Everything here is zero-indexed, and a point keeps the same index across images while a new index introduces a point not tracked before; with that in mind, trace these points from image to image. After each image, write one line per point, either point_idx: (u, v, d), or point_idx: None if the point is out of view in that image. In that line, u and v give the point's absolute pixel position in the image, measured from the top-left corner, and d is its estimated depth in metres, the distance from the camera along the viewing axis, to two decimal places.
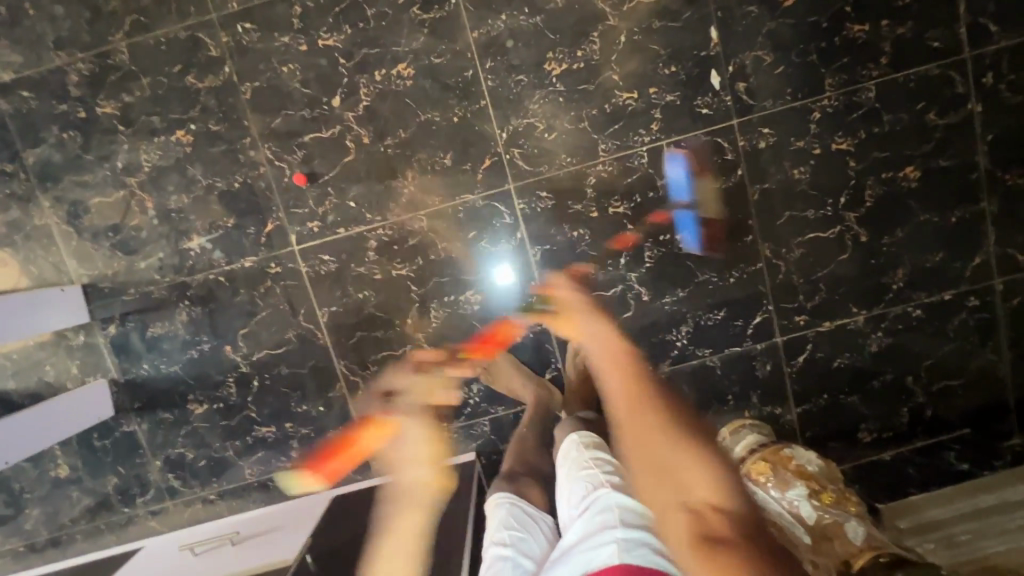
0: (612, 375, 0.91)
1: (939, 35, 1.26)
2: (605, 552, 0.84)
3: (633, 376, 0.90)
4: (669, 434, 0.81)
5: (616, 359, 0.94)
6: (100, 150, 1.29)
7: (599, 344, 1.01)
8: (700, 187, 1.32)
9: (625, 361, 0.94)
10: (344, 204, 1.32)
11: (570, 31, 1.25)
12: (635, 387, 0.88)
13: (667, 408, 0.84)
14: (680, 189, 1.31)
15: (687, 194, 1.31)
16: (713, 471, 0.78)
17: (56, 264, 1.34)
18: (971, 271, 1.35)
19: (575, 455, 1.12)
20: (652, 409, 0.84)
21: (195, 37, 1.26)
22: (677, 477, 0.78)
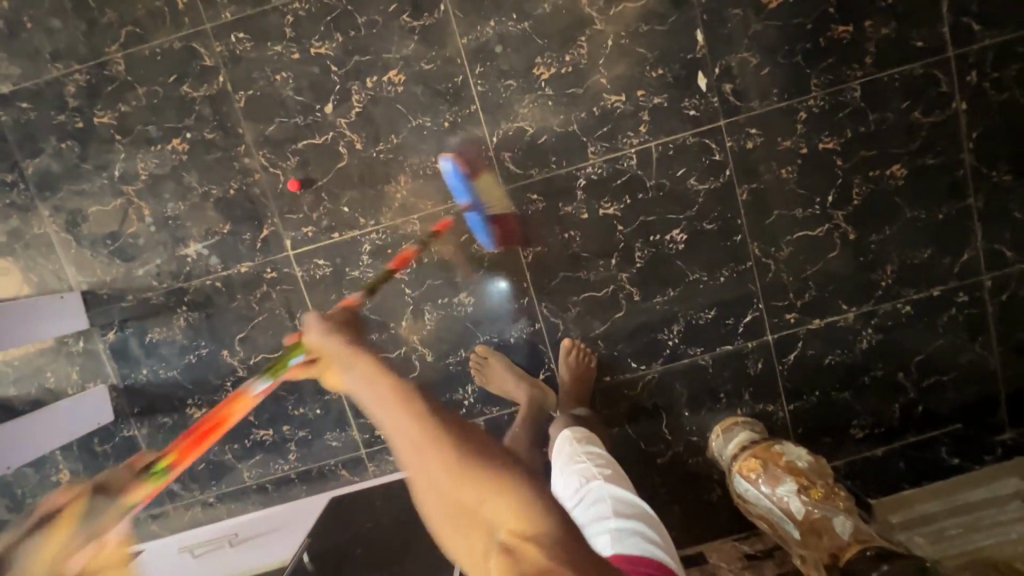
0: (390, 411, 0.67)
1: (922, 34, 1.27)
2: (602, 544, 0.98)
3: (413, 399, 0.68)
4: (466, 476, 0.65)
5: (387, 390, 0.68)
6: (98, 159, 1.32)
7: (362, 369, 0.72)
8: (480, 186, 1.31)
9: (389, 382, 0.69)
10: (338, 209, 1.34)
11: (558, 36, 1.27)
12: (419, 420, 0.67)
13: (454, 438, 0.67)
14: (460, 191, 1.30)
15: (466, 195, 1.30)
16: (516, 498, 0.66)
17: (55, 272, 1.36)
18: (959, 267, 1.37)
19: (567, 450, 1.20)
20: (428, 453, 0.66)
21: (190, 47, 1.28)
22: (479, 516, 0.65)
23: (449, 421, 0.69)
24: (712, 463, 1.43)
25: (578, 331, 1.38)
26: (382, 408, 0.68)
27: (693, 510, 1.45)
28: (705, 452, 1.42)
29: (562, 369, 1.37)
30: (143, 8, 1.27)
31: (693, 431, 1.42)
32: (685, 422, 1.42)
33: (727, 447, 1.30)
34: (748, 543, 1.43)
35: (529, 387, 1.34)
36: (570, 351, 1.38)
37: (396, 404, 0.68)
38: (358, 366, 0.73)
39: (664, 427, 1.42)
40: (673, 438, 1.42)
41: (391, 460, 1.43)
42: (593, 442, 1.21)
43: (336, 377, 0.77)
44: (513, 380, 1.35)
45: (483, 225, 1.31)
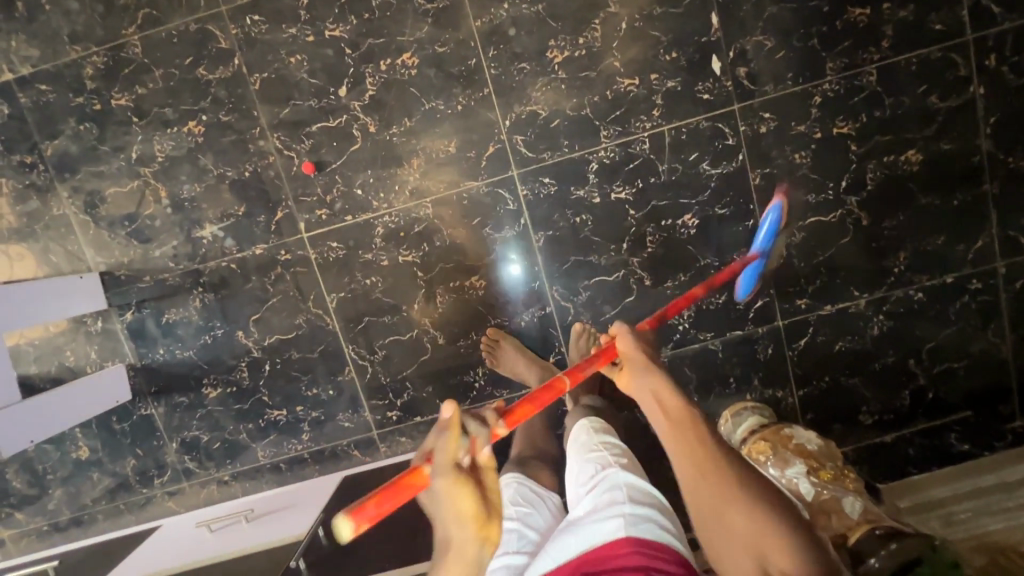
0: (676, 424, 0.85)
1: (941, 17, 1.26)
2: (614, 526, 0.87)
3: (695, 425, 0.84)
4: (707, 466, 0.80)
5: (673, 405, 0.87)
6: (116, 140, 1.33)
7: (655, 384, 0.90)
8: (776, 246, 1.27)
9: (673, 403, 0.87)
10: (352, 191, 1.35)
11: (572, 19, 1.27)
12: (700, 442, 0.82)
13: (729, 465, 0.79)
14: (765, 236, 1.24)
15: (767, 246, 1.25)
16: (777, 526, 0.74)
17: (74, 252, 1.39)
18: (973, 253, 1.36)
19: (583, 438, 1.15)
20: (704, 467, 0.80)
21: (206, 30, 1.29)
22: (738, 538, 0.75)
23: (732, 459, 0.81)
24: None
25: (588, 315, 1.39)
26: (668, 419, 0.86)
27: None
28: None
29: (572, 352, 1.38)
30: None
31: (702, 416, 1.43)
32: (694, 407, 1.43)
33: (735, 432, 1.30)
34: None
35: (540, 369, 1.33)
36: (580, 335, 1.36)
37: (680, 420, 0.85)
38: (648, 378, 0.91)
39: None
40: None
41: (403, 441, 1.45)
42: (608, 434, 1.17)
43: (626, 379, 0.94)
44: (523, 362, 1.34)
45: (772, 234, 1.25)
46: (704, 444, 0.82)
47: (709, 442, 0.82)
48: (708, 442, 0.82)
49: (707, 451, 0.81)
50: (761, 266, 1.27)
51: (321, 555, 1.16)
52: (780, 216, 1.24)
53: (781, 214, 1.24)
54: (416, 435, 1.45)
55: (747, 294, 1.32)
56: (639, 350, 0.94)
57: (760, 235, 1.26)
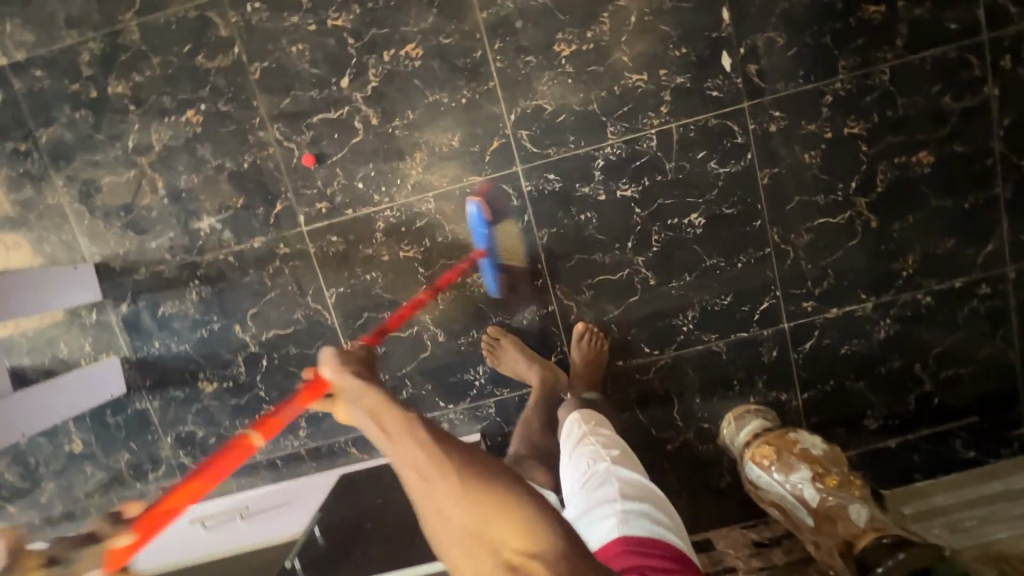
0: (400, 445, 0.76)
1: (956, 16, 1.23)
2: (607, 528, 0.97)
3: (417, 439, 0.75)
4: (432, 476, 0.74)
5: (389, 420, 0.77)
6: (112, 129, 1.30)
7: (363, 408, 0.80)
8: (500, 235, 1.33)
9: (389, 420, 0.77)
10: (353, 185, 1.32)
11: (580, 11, 1.24)
12: (414, 449, 0.75)
13: (451, 467, 0.75)
14: (478, 232, 1.31)
15: (486, 241, 1.32)
16: (493, 508, 0.73)
17: (68, 242, 1.36)
18: (983, 258, 1.34)
19: (574, 431, 1.21)
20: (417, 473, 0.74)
21: (205, 17, 1.26)
22: (485, 536, 0.72)
23: (453, 453, 0.76)
24: (722, 450, 1.42)
25: (591, 315, 1.37)
26: (388, 439, 0.76)
27: (702, 497, 1.44)
28: (716, 439, 1.42)
29: (574, 352, 1.36)
30: None
31: (705, 419, 1.41)
32: (697, 409, 1.41)
33: (737, 436, 1.32)
34: (757, 531, 1.43)
35: (541, 369, 1.33)
36: (583, 335, 1.36)
37: (397, 437, 0.76)
38: (360, 406, 0.79)
39: (676, 413, 1.41)
40: (684, 425, 1.42)
41: None
42: (603, 426, 1.21)
43: (343, 410, 0.83)
44: (525, 361, 1.33)
45: (481, 229, 1.31)
46: (426, 451, 0.75)
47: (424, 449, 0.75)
48: (428, 447, 0.75)
49: (431, 459, 0.74)
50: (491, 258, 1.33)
51: (315, 556, 1.15)
52: (481, 210, 1.30)
53: (480, 208, 1.30)
54: None
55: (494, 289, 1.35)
56: (354, 378, 0.82)
57: (473, 234, 1.33)
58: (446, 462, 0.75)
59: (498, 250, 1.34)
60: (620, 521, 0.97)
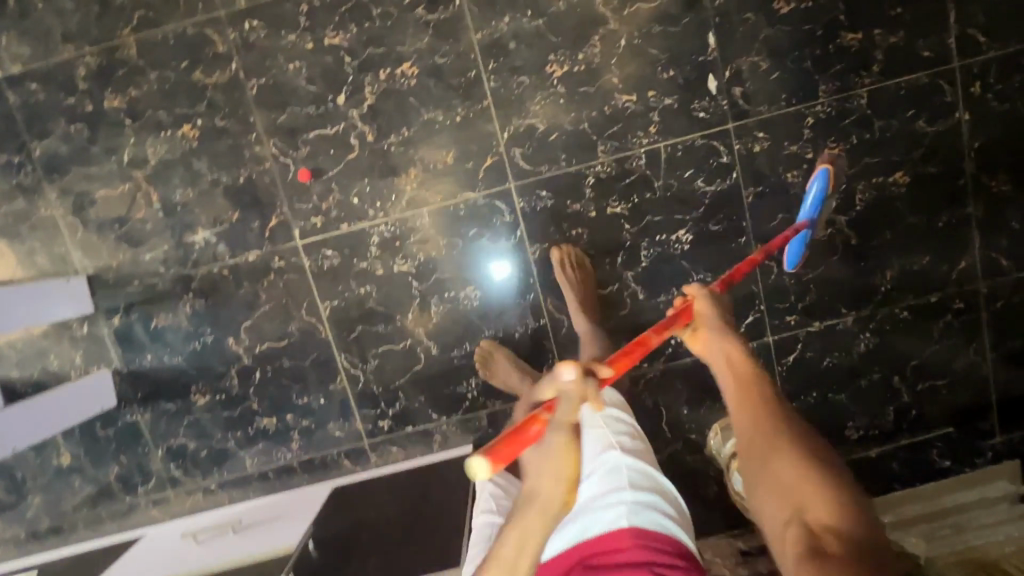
0: (741, 388, 0.92)
1: (929, 44, 1.29)
2: (615, 514, 0.91)
3: (819, 473, 0.80)
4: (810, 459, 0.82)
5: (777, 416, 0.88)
6: (108, 142, 1.31)
7: (731, 346, 0.95)
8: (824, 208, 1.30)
9: (741, 367, 0.93)
10: (348, 199, 1.34)
11: (571, 34, 1.28)
12: (754, 406, 0.89)
13: (789, 432, 0.86)
14: (812, 206, 1.27)
15: (817, 212, 1.27)
16: (826, 490, 0.78)
17: (60, 255, 1.36)
18: (956, 274, 1.39)
19: (588, 411, 1.15)
20: (771, 424, 0.87)
21: (202, 33, 1.27)
22: (798, 495, 0.80)
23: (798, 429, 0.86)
24: (709, 460, 1.46)
25: None
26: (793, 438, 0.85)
27: (689, 507, 1.48)
28: (703, 448, 1.46)
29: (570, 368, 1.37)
30: None
31: (692, 429, 1.45)
32: (685, 420, 1.45)
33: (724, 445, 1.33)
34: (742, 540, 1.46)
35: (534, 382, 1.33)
36: (564, 264, 1.34)
37: (743, 383, 0.92)
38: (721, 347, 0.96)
39: (664, 423, 1.45)
40: (672, 435, 1.45)
41: (394, 451, 1.45)
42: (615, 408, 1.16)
43: (699, 342, 0.98)
44: (518, 375, 1.34)
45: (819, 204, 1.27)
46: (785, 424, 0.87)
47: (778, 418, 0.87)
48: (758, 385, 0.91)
49: (793, 428, 0.86)
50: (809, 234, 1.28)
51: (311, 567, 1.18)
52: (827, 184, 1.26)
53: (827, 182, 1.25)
54: (407, 445, 1.45)
55: (793, 265, 1.34)
56: (719, 315, 0.98)
57: (806, 202, 1.28)
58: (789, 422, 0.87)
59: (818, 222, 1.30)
60: (630, 511, 0.91)
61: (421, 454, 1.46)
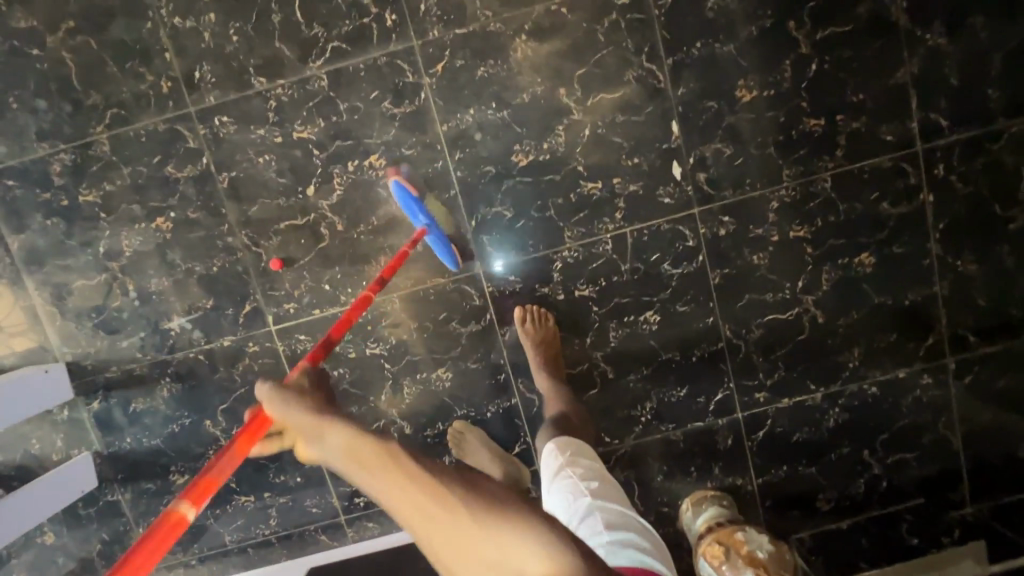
0: (372, 472, 0.75)
1: (891, 129, 1.30)
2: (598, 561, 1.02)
3: (488, 518, 0.73)
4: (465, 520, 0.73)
5: (407, 486, 0.74)
6: (84, 236, 1.34)
7: (340, 435, 0.79)
8: (431, 208, 1.32)
9: (357, 445, 0.77)
10: (320, 286, 1.36)
11: (536, 124, 1.30)
12: (400, 486, 0.74)
13: (445, 492, 0.74)
14: (413, 210, 1.28)
15: (423, 214, 1.28)
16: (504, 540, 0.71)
17: (41, 343, 1.39)
18: (924, 350, 1.40)
19: (553, 465, 1.20)
20: (430, 511, 0.73)
21: (174, 129, 1.30)
22: (495, 558, 0.72)
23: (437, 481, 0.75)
24: (682, 532, 1.48)
25: None
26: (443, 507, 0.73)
27: None
28: (675, 521, 1.48)
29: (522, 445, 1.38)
30: (128, 91, 1.28)
31: (664, 502, 1.47)
32: (657, 494, 1.47)
33: (696, 523, 1.37)
34: None
35: (503, 464, 1.36)
36: (525, 320, 1.35)
37: (369, 461, 0.76)
38: (330, 441, 0.79)
39: (637, 497, 1.47)
40: (644, 508, 1.48)
41: (370, 526, 1.48)
42: (579, 454, 1.21)
43: (304, 451, 0.82)
44: (488, 456, 1.36)
45: (410, 202, 1.26)
46: (423, 495, 0.74)
47: (411, 480, 0.75)
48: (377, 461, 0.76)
49: (443, 500, 0.74)
50: (433, 231, 1.28)
51: None
52: (404, 188, 1.26)
53: (401, 187, 1.26)
54: (383, 521, 1.48)
55: (453, 262, 1.32)
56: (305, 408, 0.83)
57: (410, 213, 1.29)
58: (427, 477, 0.75)
59: (439, 221, 1.32)
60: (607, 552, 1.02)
61: (397, 530, 1.48)
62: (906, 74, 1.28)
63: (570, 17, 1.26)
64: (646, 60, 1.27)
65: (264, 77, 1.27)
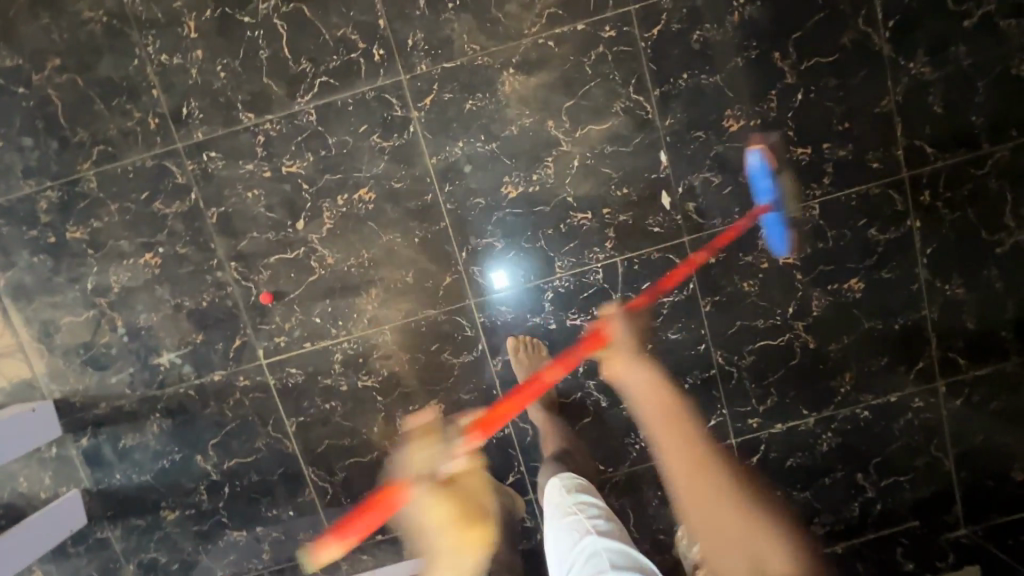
0: (676, 452, 0.69)
1: (877, 157, 1.32)
2: None
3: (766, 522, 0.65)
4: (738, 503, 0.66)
5: (686, 439, 0.70)
6: (71, 272, 1.33)
7: (647, 374, 0.81)
8: (783, 184, 1.27)
9: (669, 404, 0.75)
10: (311, 319, 1.36)
11: (525, 156, 1.30)
12: (685, 442, 0.69)
13: (718, 460, 0.69)
14: (764, 186, 1.26)
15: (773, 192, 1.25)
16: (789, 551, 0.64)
17: (28, 380, 1.37)
18: (915, 373, 1.41)
19: (559, 499, 1.16)
20: (711, 470, 0.67)
21: (161, 165, 1.29)
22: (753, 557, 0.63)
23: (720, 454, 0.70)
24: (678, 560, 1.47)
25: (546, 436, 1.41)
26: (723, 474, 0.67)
27: None
28: (671, 548, 1.47)
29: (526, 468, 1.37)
30: (115, 128, 1.28)
31: (660, 529, 1.47)
32: (652, 521, 1.47)
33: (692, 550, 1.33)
34: None
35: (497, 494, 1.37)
36: (519, 349, 1.36)
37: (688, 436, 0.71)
38: (638, 374, 0.80)
39: (632, 525, 1.47)
40: (640, 535, 1.47)
41: (364, 558, 1.47)
42: (586, 491, 1.16)
43: (615, 368, 0.86)
44: None
45: (766, 181, 1.25)
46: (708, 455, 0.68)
47: (706, 448, 0.69)
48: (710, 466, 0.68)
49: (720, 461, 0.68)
50: (777, 213, 1.26)
51: None
52: (766, 159, 1.24)
53: (765, 157, 1.23)
54: (377, 553, 1.46)
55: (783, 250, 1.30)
56: (629, 337, 0.99)
57: (755, 187, 1.28)
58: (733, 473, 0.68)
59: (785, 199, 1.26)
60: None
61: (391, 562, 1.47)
62: (890, 102, 1.30)
63: (557, 50, 1.26)
64: (634, 92, 1.28)
65: (252, 112, 1.27)
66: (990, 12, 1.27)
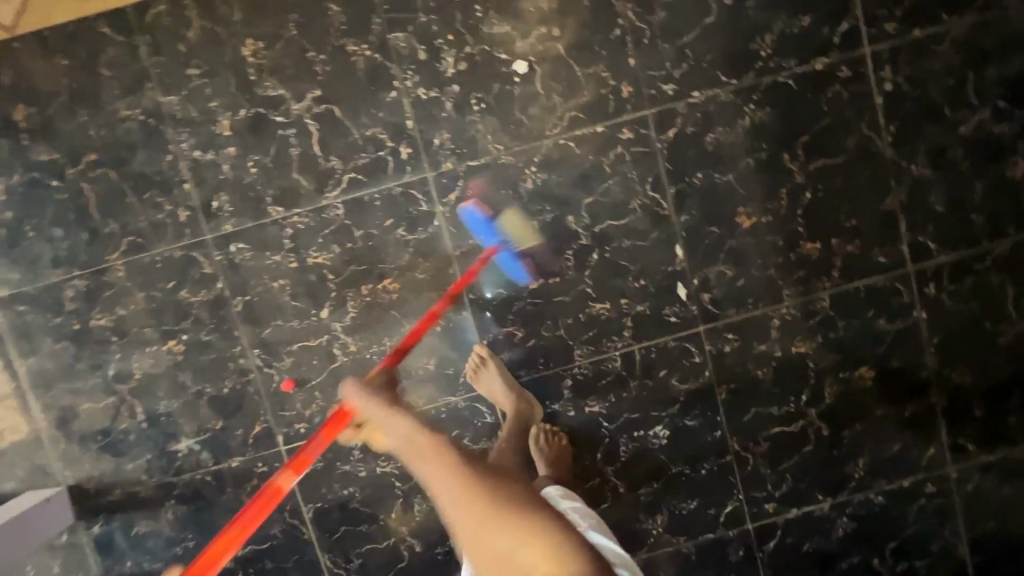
0: (427, 464, 1.00)
1: (883, 252, 1.37)
2: None
3: (505, 517, 0.99)
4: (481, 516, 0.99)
5: (421, 447, 1.00)
6: (93, 358, 1.33)
7: (408, 427, 1.01)
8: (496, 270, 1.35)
9: (423, 441, 1.01)
10: (331, 406, 1.36)
11: (545, 250, 1.34)
12: (443, 464, 1.00)
13: (481, 500, 1.00)
14: (486, 231, 1.31)
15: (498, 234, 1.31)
16: (548, 545, 0.99)
17: (42, 467, 1.36)
18: (926, 459, 1.43)
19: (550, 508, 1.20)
20: (482, 503, 0.99)
21: (189, 256, 1.32)
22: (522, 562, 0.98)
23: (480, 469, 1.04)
24: None
25: None
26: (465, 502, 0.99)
27: None
28: None
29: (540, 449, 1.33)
30: (146, 220, 1.31)
31: None
32: None
33: None
34: None
35: (517, 399, 1.31)
36: (537, 437, 1.34)
37: (430, 458, 1.00)
38: (396, 426, 1.01)
39: None
40: None
41: None
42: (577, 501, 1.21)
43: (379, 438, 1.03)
44: (503, 388, 1.31)
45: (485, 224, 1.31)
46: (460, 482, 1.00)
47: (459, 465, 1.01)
48: (469, 481, 1.01)
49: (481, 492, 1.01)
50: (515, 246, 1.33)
51: None
52: (479, 209, 1.31)
53: (480, 208, 1.31)
54: None
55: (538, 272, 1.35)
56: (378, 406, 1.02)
57: (480, 235, 1.32)
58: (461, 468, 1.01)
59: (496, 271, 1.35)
60: None
61: None
62: (895, 201, 1.36)
63: (577, 150, 1.32)
64: (651, 190, 1.33)
65: (281, 207, 1.31)
66: (985, 120, 1.35)
